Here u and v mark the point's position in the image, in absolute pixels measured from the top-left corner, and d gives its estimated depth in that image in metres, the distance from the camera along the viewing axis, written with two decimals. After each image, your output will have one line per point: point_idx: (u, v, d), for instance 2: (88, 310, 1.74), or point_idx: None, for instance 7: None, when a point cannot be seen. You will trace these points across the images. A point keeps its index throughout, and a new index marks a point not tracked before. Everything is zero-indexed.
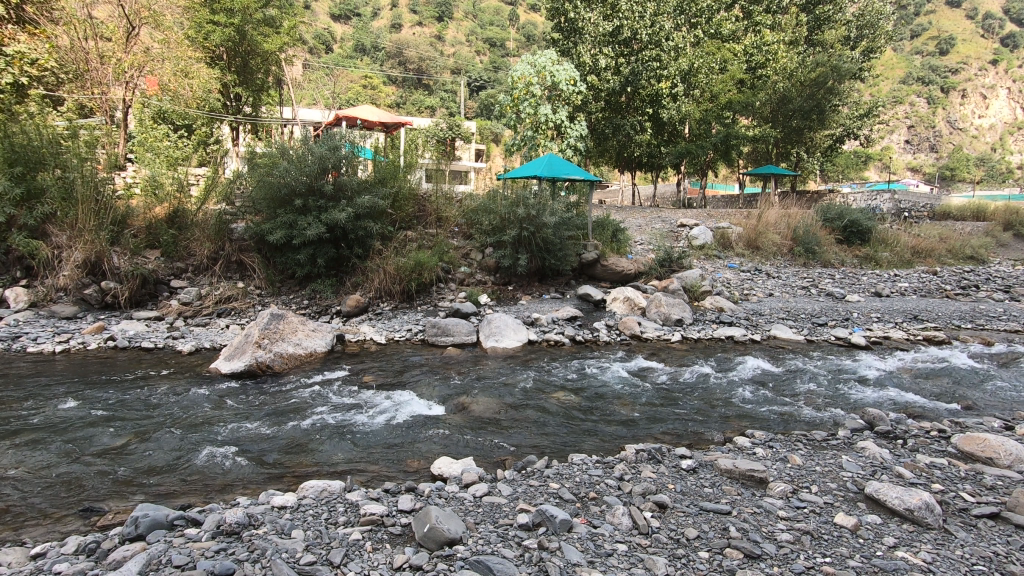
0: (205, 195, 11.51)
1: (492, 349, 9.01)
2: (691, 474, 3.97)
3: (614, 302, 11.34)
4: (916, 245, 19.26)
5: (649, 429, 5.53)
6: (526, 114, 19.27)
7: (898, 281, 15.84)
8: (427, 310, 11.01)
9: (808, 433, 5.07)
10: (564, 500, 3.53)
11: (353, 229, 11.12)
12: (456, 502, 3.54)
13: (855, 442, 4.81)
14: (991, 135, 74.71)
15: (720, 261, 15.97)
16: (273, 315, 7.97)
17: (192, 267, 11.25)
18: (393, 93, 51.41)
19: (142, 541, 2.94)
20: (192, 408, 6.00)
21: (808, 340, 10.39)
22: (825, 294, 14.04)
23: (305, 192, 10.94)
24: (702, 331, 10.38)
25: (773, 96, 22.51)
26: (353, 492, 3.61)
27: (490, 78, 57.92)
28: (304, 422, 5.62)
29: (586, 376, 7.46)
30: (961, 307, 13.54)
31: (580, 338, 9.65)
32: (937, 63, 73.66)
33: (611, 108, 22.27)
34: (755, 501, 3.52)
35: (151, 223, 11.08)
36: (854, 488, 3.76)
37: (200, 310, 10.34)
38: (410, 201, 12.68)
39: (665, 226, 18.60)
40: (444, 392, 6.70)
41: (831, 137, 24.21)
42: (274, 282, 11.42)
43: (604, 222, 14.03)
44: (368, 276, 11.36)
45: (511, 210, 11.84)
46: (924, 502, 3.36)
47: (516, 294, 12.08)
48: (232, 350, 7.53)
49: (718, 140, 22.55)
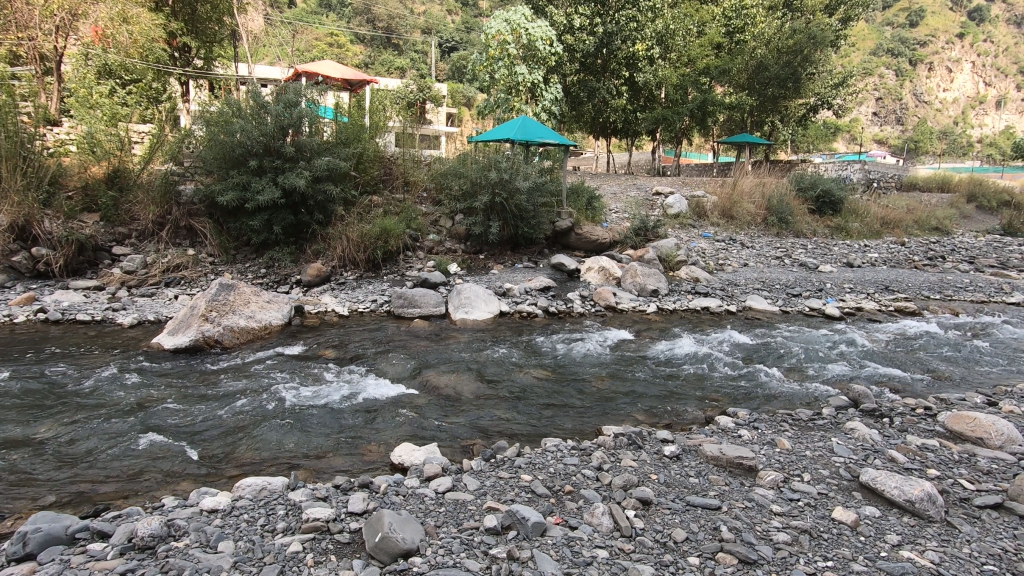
0: (149, 154, 10.59)
1: (461, 322, 8.56)
2: (675, 462, 3.65)
3: (588, 272, 10.99)
4: (885, 216, 19.39)
5: (627, 409, 5.23)
6: (500, 75, 18.49)
7: (868, 252, 15.90)
8: (393, 279, 10.45)
9: (793, 413, 4.80)
10: (537, 497, 3.16)
11: (313, 193, 10.46)
12: (415, 500, 3.13)
13: (843, 422, 4.55)
14: (954, 108, 76.32)
15: (695, 230, 15.73)
16: (222, 286, 7.32)
17: (137, 233, 10.38)
18: (361, 52, 49.10)
19: (31, 563, 2.44)
20: (128, 388, 5.45)
21: (783, 311, 10.25)
22: (798, 264, 13.97)
23: (260, 152, 10.21)
24: (678, 303, 10.11)
25: (751, 62, 22.13)
26: (296, 491, 3.16)
27: (463, 38, 55.84)
28: (255, 403, 5.14)
29: (560, 349, 7.11)
30: (930, 278, 13.64)
31: (554, 310, 9.26)
32: (906, 34, 74.23)
33: (586, 70, 21.50)
34: (745, 494, 3.20)
35: (88, 184, 10.20)
36: (849, 475, 3.48)
37: (146, 280, 9.56)
38: (375, 163, 11.98)
39: (640, 193, 18.26)
40: (408, 369, 6.25)
41: (805, 106, 24.00)
42: (228, 249, 10.63)
43: (579, 189, 13.57)
44: (331, 243, 10.71)
45: (482, 174, 11.25)
46: (925, 493, 3.08)
47: (488, 263, 11.57)
48: (175, 324, 6.92)
49: (694, 107, 22.02)
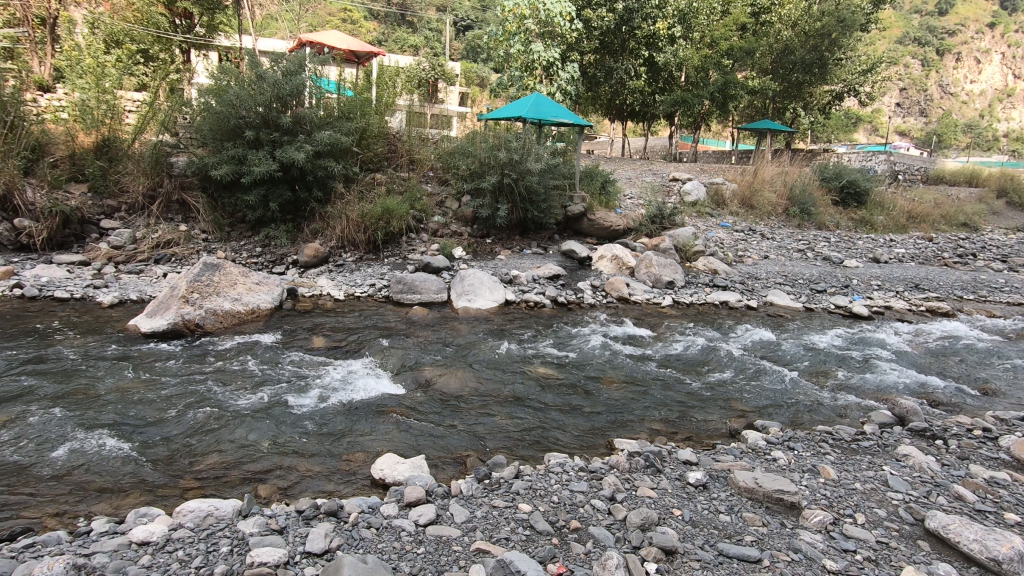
0: (141, 124, 10.06)
1: (463, 310, 8.00)
2: (702, 494, 3.09)
3: (600, 261, 10.37)
4: (912, 210, 18.49)
5: (640, 417, 4.67)
6: (515, 51, 17.87)
7: (895, 247, 15.11)
8: (394, 262, 9.90)
9: (832, 431, 4.20)
10: (537, 536, 2.64)
11: (311, 169, 9.90)
12: (391, 535, 2.61)
13: (892, 445, 3.96)
14: (981, 101, 73.88)
15: (713, 220, 15.01)
16: (206, 265, 6.80)
17: (126, 207, 9.87)
18: (374, 29, 47.80)
19: None
20: (93, 376, 4.97)
21: (807, 308, 9.61)
22: (822, 258, 13.24)
23: (258, 124, 9.67)
24: (695, 296, 9.49)
25: (776, 46, 21.54)
26: (248, 521, 2.64)
27: (478, 16, 54.00)
28: (229, 399, 4.64)
29: (568, 344, 6.55)
30: (962, 276, 12.86)
31: (563, 300, 8.67)
32: (935, 23, 71.88)
33: (604, 50, 20.46)
34: (789, 542, 2.65)
35: (76, 152, 9.69)
36: (911, 519, 2.90)
37: (134, 256, 9.08)
38: (379, 139, 11.38)
39: (656, 179, 17.53)
40: (403, 363, 5.71)
41: (831, 93, 22.95)
42: (222, 226, 10.12)
43: (593, 172, 12.88)
44: (329, 223, 10.17)
45: (491, 153, 10.61)
46: (1016, 553, 2.49)
47: (495, 247, 10.97)
48: (155, 305, 6.44)
49: (715, 90, 20.94)
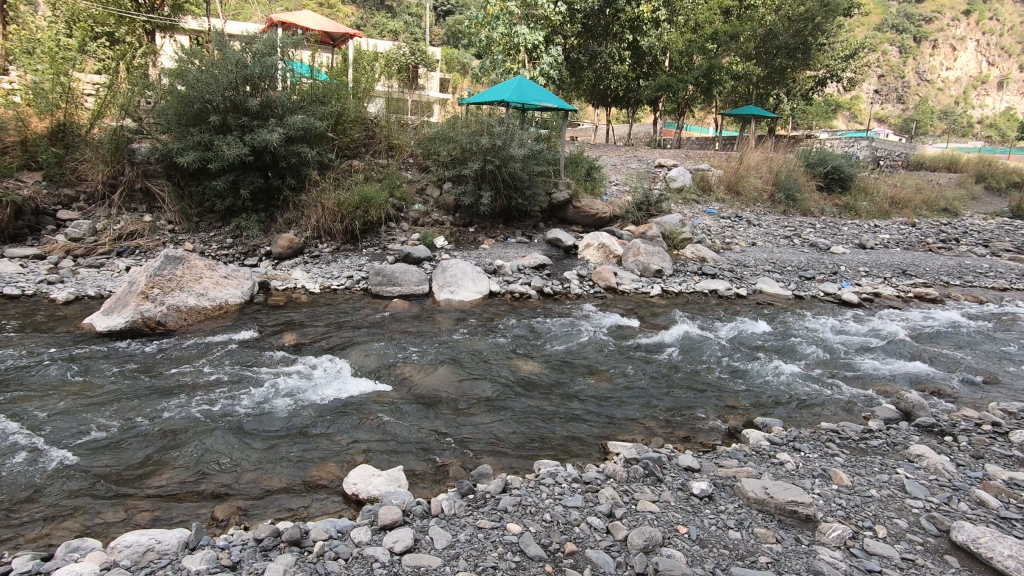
0: (100, 108, 9.45)
1: (445, 303, 7.65)
2: (708, 506, 2.81)
3: (586, 249, 10.06)
4: (894, 196, 18.49)
5: (635, 417, 4.40)
6: (498, 34, 17.52)
7: (879, 233, 15.06)
8: (373, 253, 9.49)
9: (837, 428, 3.96)
10: (529, 564, 2.33)
11: (284, 155, 9.42)
12: (361, 568, 2.29)
13: (902, 444, 3.73)
14: (956, 88, 74.83)
15: (699, 207, 14.80)
16: (168, 258, 6.34)
17: (85, 196, 9.30)
18: (352, 14, 46.54)
19: None
20: (39, 381, 4.55)
21: (797, 296, 9.42)
22: (808, 244, 13.11)
23: (226, 108, 9.15)
24: (684, 285, 9.24)
25: (759, 31, 21.24)
26: (194, 557, 2.29)
27: (458, 1, 52.63)
28: (190, 406, 4.25)
29: (555, 338, 6.26)
30: (947, 262, 12.81)
31: (549, 291, 8.37)
32: (912, 10, 72.51)
33: (588, 33, 19.77)
34: (807, 562, 2.38)
35: (28, 138, 9.09)
36: (935, 531, 2.66)
37: (94, 248, 8.56)
38: (357, 125, 10.92)
39: (641, 165, 17.26)
40: (381, 361, 5.36)
41: (814, 79, 22.79)
42: (190, 216, 9.59)
43: (578, 158, 12.55)
44: (304, 212, 9.71)
45: (473, 139, 10.21)
46: None
47: (478, 236, 10.61)
48: (112, 303, 5.99)
49: (700, 73, 20.80)
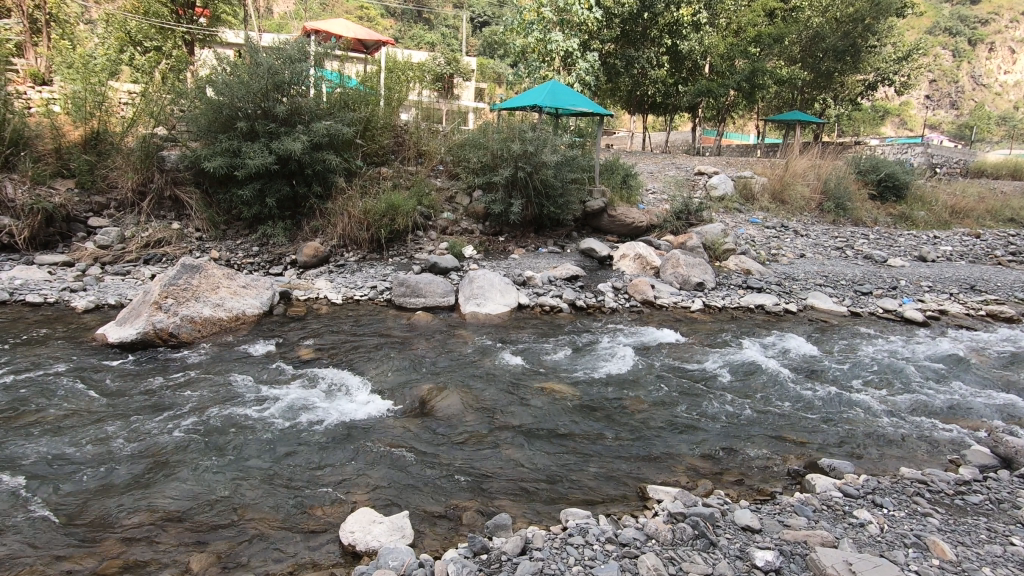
0: (132, 116, 9.47)
1: (471, 316, 7.22)
2: None
3: (622, 260, 9.51)
4: (955, 204, 17.23)
5: (679, 455, 3.85)
6: (533, 40, 17.26)
7: (941, 244, 13.95)
8: (399, 262, 9.18)
9: (926, 478, 3.33)
10: None
11: (310, 162, 9.23)
12: None
13: (1010, 503, 3.07)
14: (1015, 93, 70.93)
15: (742, 215, 14.04)
16: (184, 267, 6.11)
17: (115, 203, 9.30)
18: (391, 27, 47.34)
19: None
20: (38, 400, 4.31)
21: (853, 313, 8.65)
22: (863, 256, 12.18)
23: (254, 115, 9.02)
24: (728, 299, 8.58)
25: (805, 33, 20.27)
26: None
27: (495, 11, 52.57)
28: (188, 430, 3.92)
29: (589, 358, 5.74)
30: (1021, 276, 11.69)
31: (582, 304, 7.86)
32: (966, 13, 69.35)
33: (625, 38, 19.10)
34: None
35: (62, 147, 9.14)
36: None
37: (122, 256, 8.51)
38: (386, 132, 10.69)
39: (680, 173, 16.59)
40: (397, 381, 4.95)
41: (863, 83, 21.71)
42: (217, 224, 9.48)
43: (614, 165, 12.01)
44: (330, 220, 9.48)
45: (504, 145, 9.83)
46: None
47: (508, 245, 10.19)
48: (126, 313, 5.80)
49: (742, 78, 19.71)
